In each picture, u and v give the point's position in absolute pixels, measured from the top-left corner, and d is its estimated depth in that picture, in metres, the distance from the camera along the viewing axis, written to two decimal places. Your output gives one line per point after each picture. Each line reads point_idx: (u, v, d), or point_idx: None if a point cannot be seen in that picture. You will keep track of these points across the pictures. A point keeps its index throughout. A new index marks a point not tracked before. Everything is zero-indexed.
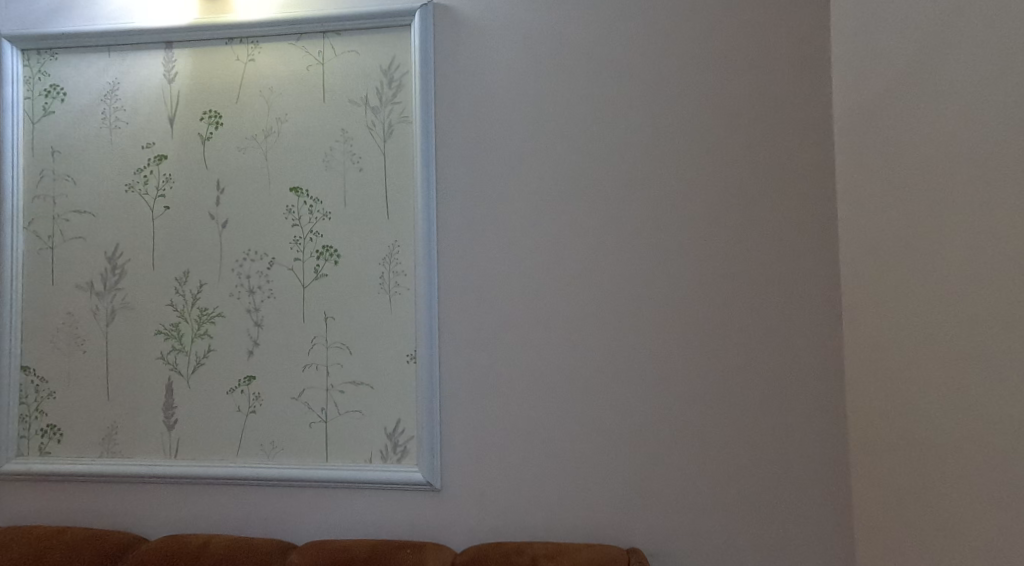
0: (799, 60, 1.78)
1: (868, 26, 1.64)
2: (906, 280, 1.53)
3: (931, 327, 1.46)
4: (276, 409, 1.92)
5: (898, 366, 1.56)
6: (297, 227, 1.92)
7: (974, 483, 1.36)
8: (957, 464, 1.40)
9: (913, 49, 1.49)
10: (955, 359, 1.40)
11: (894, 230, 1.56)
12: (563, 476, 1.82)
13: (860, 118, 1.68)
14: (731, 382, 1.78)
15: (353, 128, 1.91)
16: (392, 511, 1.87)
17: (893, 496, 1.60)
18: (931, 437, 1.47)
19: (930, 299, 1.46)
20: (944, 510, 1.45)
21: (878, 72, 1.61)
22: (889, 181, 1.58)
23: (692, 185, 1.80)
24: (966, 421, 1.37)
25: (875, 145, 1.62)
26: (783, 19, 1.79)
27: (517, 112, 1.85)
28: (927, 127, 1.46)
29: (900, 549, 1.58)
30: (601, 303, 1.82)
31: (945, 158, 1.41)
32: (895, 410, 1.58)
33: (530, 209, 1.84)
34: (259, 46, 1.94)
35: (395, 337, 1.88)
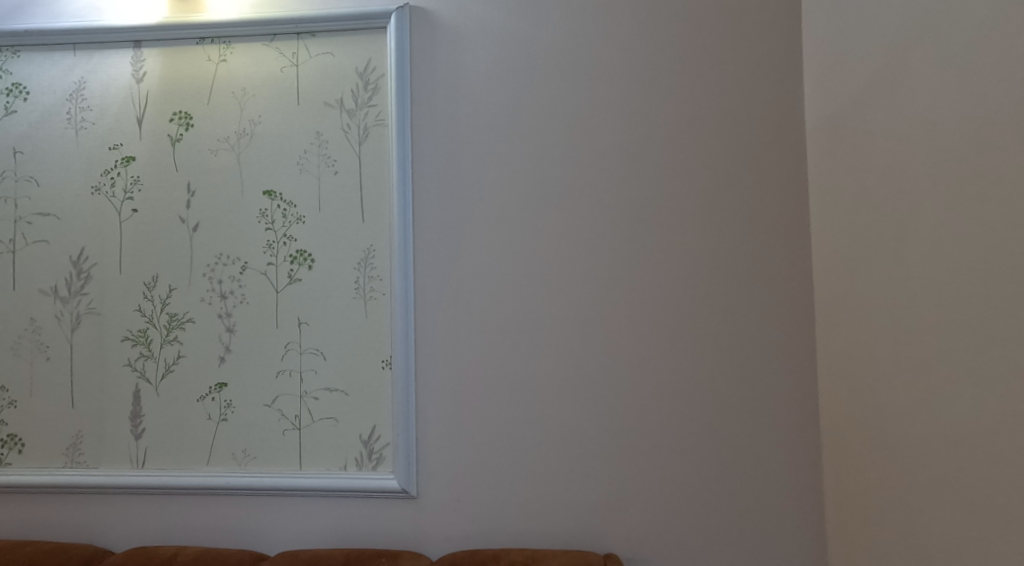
0: (770, 66, 1.79)
1: (837, 34, 1.66)
2: (873, 284, 1.55)
3: (899, 330, 1.47)
4: (249, 416, 1.88)
5: (866, 369, 1.58)
6: (270, 231, 1.89)
7: (941, 486, 1.37)
8: (925, 466, 1.41)
9: (881, 56, 1.51)
10: (923, 363, 1.41)
11: (864, 234, 1.57)
12: (539, 483, 1.81)
13: (830, 124, 1.69)
14: (706, 387, 1.78)
15: (328, 131, 1.88)
16: (367, 518, 1.84)
17: (862, 499, 1.61)
18: (897, 439, 1.48)
19: (897, 303, 1.47)
20: (911, 512, 1.46)
21: (845, 78, 1.63)
22: (859, 185, 1.58)
23: (666, 190, 1.80)
24: (936, 424, 1.38)
25: (845, 151, 1.64)
26: (754, 26, 1.80)
27: (492, 115, 1.84)
28: (895, 133, 1.47)
29: (870, 550, 1.59)
30: (578, 307, 1.81)
31: (912, 164, 1.43)
32: (864, 413, 1.59)
33: (505, 213, 1.83)
34: (231, 47, 1.91)
35: (370, 342, 1.86)
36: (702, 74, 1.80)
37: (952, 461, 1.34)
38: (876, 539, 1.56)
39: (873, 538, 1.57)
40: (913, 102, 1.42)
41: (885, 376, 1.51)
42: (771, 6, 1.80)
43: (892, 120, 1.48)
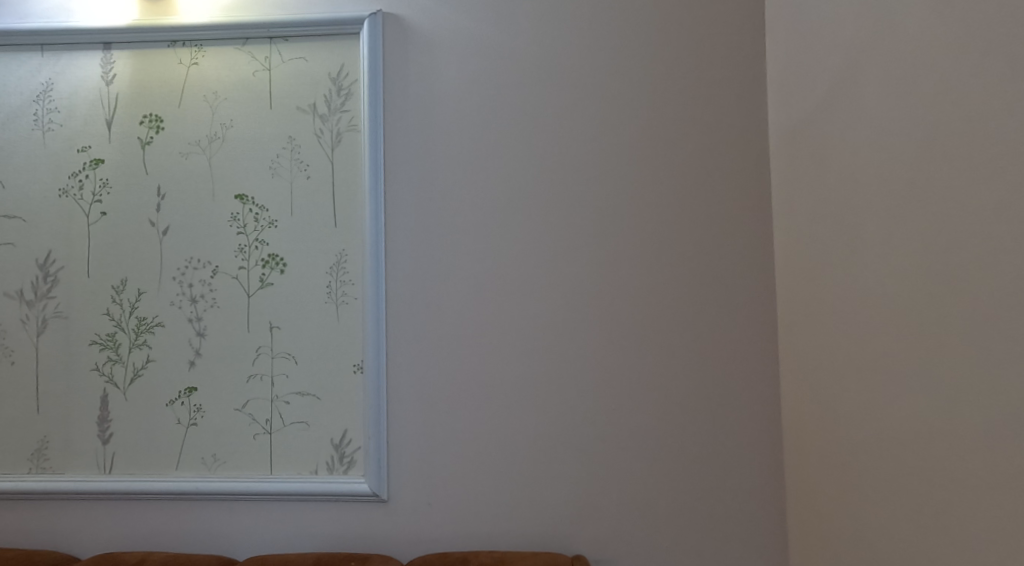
0: (734, 76, 1.83)
1: (795, 46, 1.70)
2: (825, 290, 1.58)
3: (846, 336, 1.50)
4: (219, 421, 1.88)
5: (820, 373, 1.61)
6: (241, 235, 1.89)
7: (874, 485, 1.41)
8: (864, 468, 1.44)
9: (831, 68, 1.54)
10: (865, 367, 1.44)
11: (818, 241, 1.61)
12: (507, 486, 1.83)
13: (790, 133, 1.73)
14: (672, 391, 1.81)
15: (300, 135, 1.88)
16: (338, 523, 1.85)
17: (817, 500, 1.65)
18: (843, 442, 1.51)
19: (843, 311, 1.51)
20: (853, 513, 1.49)
21: (802, 89, 1.67)
22: (815, 193, 1.62)
23: (633, 197, 1.83)
24: (872, 428, 1.41)
25: (802, 160, 1.67)
26: (719, 37, 1.84)
27: (462, 122, 1.86)
28: (841, 143, 1.51)
29: (823, 550, 1.63)
30: (548, 313, 1.84)
31: (854, 173, 1.46)
32: (818, 417, 1.62)
33: (475, 219, 1.85)
34: (203, 50, 1.91)
35: (342, 347, 1.86)
36: (669, 83, 1.84)
37: (883, 462, 1.37)
38: (829, 540, 1.60)
39: (826, 538, 1.61)
40: (853, 108, 1.45)
41: (833, 379, 1.55)
42: (736, 18, 1.84)
43: (839, 127, 1.52)
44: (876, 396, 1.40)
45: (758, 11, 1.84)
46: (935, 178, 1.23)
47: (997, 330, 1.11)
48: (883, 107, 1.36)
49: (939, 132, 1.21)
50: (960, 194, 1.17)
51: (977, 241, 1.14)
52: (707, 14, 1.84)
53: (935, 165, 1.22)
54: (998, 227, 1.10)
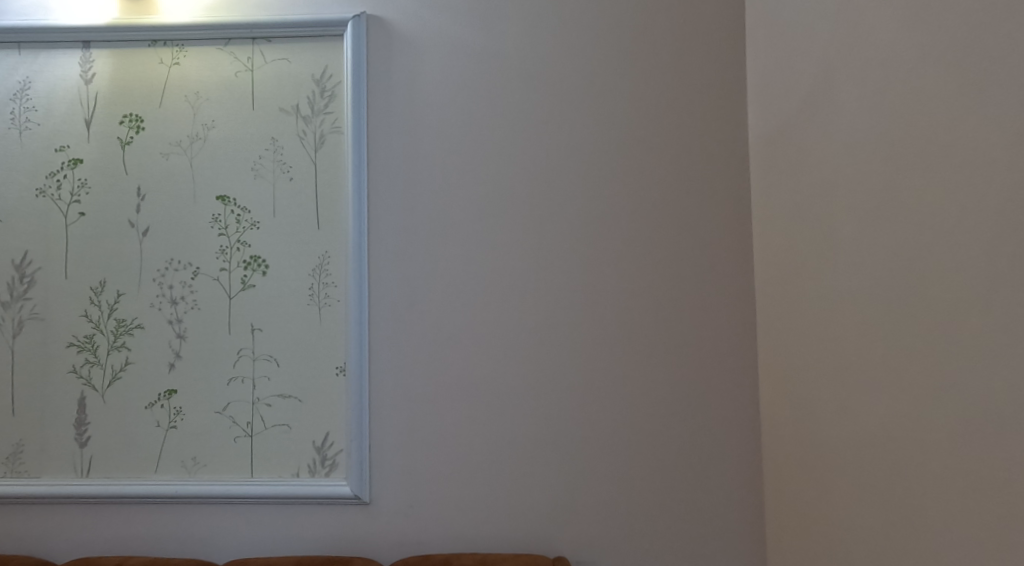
0: (714, 80, 1.84)
1: (774, 52, 1.72)
2: (802, 294, 1.61)
3: (822, 338, 1.52)
4: (199, 424, 1.86)
5: (797, 376, 1.63)
6: (223, 237, 1.87)
7: (848, 487, 1.43)
8: (839, 469, 1.46)
9: (808, 75, 1.56)
10: (838, 373, 1.46)
11: (796, 245, 1.63)
12: (488, 489, 1.83)
13: (768, 139, 1.75)
14: (650, 393, 1.83)
15: (282, 136, 1.87)
16: (319, 526, 1.84)
17: (794, 501, 1.67)
18: (819, 444, 1.53)
19: (819, 314, 1.53)
20: (829, 515, 1.51)
21: (781, 95, 1.68)
22: (793, 199, 1.64)
23: (614, 200, 1.84)
24: (844, 431, 1.43)
25: (780, 165, 1.69)
26: (700, 43, 1.85)
27: (445, 125, 1.86)
28: (818, 148, 1.53)
29: (798, 550, 1.65)
30: (528, 315, 1.84)
31: (830, 179, 1.48)
32: (795, 419, 1.64)
33: (456, 220, 1.86)
34: (184, 50, 1.89)
35: (324, 349, 1.86)
36: (650, 88, 1.85)
37: (857, 463, 1.39)
38: (804, 541, 1.61)
39: (803, 540, 1.63)
40: (831, 113, 1.47)
41: (810, 382, 1.57)
42: (717, 23, 1.85)
43: (816, 133, 1.53)
44: (850, 399, 1.41)
45: (740, 16, 1.85)
46: (903, 185, 1.25)
47: (964, 334, 1.12)
48: (858, 113, 1.37)
49: (910, 137, 1.23)
50: (929, 199, 1.19)
51: (945, 245, 1.16)
52: (689, 19, 1.85)
53: (906, 170, 1.24)
54: (965, 232, 1.12)
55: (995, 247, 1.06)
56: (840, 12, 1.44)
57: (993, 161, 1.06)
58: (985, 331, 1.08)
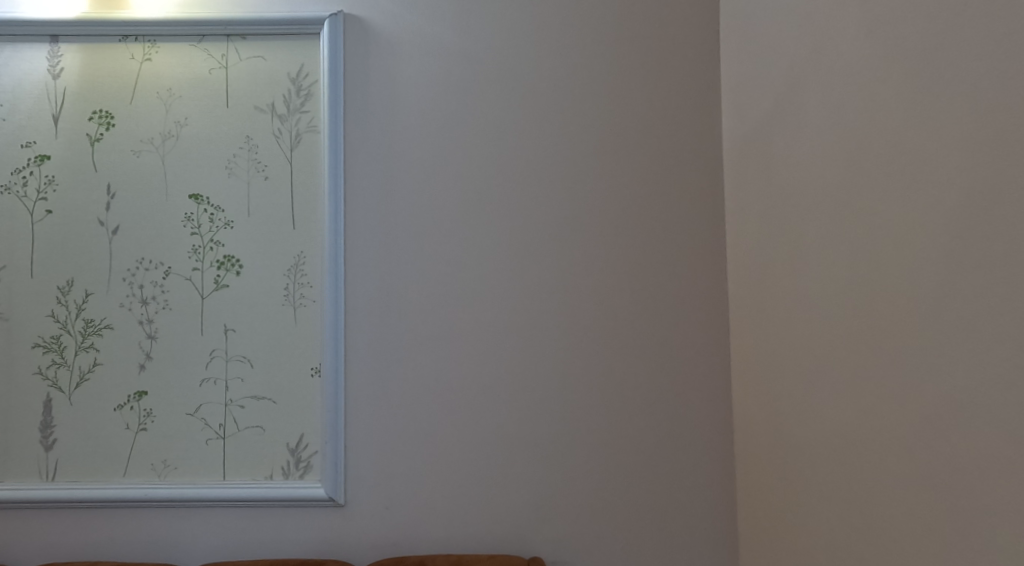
0: (689, 73, 1.80)
1: (750, 45, 1.69)
2: (779, 292, 1.58)
3: (796, 336, 1.51)
4: (170, 426, 1.83)
5: (772, 374, 1.60)
6: (195, 236, 1.85)
7: (822, 485, 1.41)
8: (814, 468, 1.44)
9: (785, 68, 1.54)
10: (814, 370, 1.44)
11: (772, 241, 1.61)
12: (459, 492, 1.80)
13: (744, 132, 1.71)
14: (620, 396, 1.79)
15: (257, 135, 1.85)
16: (294, 529, 1.82)
17: (768, 502, 1.63)
18: (795, 442, 1.51)
19: (795, 312, 1.51)
20: (804, 516, 1.48)
21: (757, 88, 1.65)
22: (769, 193, 1.62)
23: (586, 195, 1.80)
24: (815, 428, 1.42)
25: (756, 160, 1.67)
26: (674, 34, 1.81)
27: (418, 120, 1.83)
28: (796, 143, 1.50)
29: (772, 551, 1.61)
30: (500, 316, 1.81)
31: (808, 174, 1.46)
32: (770, 418, 1.61)
33: (424, 216, 1.82)
34: (157, 46, 1.86)
35: (299, 350, 1.84)
36: (625, 80, 1.80)
37: (827, 465, 1.39)
38: (777, 542, 1.59)
39: (776, 541, 1.60)
40: (804, 114, 1.47)
41: (786, 380, 1.55)
42: (693, 14, 1.81)
43: (791, 133, 1.53)
44: (823, 401, 1.40)
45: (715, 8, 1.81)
46: (882, 179, 1.23)
47: (930, 331, 1.12)
48: (831, 113, 1.37)
49: (880, 137, 1.22)
50: (897, 199, 1.19)
51: (920, 240, 1.14)
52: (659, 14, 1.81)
53: (877, 170, 1.23)
54: (930, 232, 1.12)
55: (961, 247, 1.07)
56: (813, 12, 1.43)
57: (958, 162, 1.07)
58: (949, 330, 1.09)
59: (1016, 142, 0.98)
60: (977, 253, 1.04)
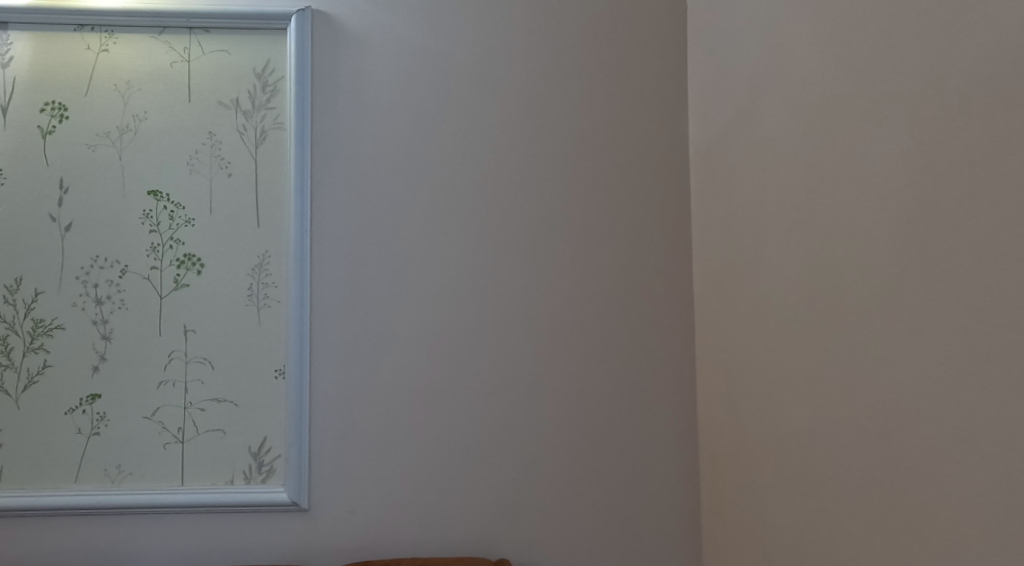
0: (656, 78, 1.83)
1: (716, 52, 1.72)
2: (741, 294, 1.61)
3: (758, 338, 1.53)
4: (125, 430, 1.77)
5: (735, 375, 1.63)
6: (154, 233, 1.79)
7: (783, 484, 1.43)
8: (776, 467, 1.46)
9: (750, 74, 1.57)
10: (776, 371, 1.47)
11: (735, 244, 1.63)
12: (421, 496, 1.78)
13: (710, 137, 1.74)
14: (581, 397, 1.79)
15: (220, 131, 1.80)
16: (255, 534, 1.77)
17: (731, 501, 1.65)
18: (758, 442, 1.53)
19: (757, 314, 1.54)
20: (765, 515, 1.50)
21: (723, 94, 1.68)
22: (733, 197, 1.64)
23: (554, 197, 1.81)
24: (777, 429, 1.46)
25: (720, 164, 1.69)
26: (642, 40, 1.83)
27: (388, 120, 1.81)
28: (759, 148, 1.53)
29: (735, 550, 1.63)
30: (461, 317, 1.80)
31: (772, 179, 1.48)
32: (733, 418, 1.64)
33: (393, 216, 1.80)
34: (115, 36, 1.80)
35: (262, 352, 1.80)
36: (593, 84, 1.82)
37: (788, 463, 1.42)
38: (739, 541, 1.61)
39: (739, 539, 1.62)
40: (766, 119, 1.50)
41: (748, 381, 1.57)
42: (660, 21, 1.84)
43: (755, 137, 1.56)
44: (783, 399, 1.44)
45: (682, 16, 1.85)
46: (843, 186, 1.26)
47: (890, 335, 1.16)
48: (793, 117, 1.40)
49: (838, 143, 1.26)
50: (856, 201, 1.21)
51: (883, 246, 1.17)
52: (636, 21, 1.83)
53: (837, 174, 1.26)
54: (889, 236, 1.15)
55: (917, 252, 1.09)
56: (777, 19, 1.47)
57: (911, 165, 1.10)
58: (908, 332, 1.12)
59: (971, 151, 1.01)
60: (928, 254, 1.07)
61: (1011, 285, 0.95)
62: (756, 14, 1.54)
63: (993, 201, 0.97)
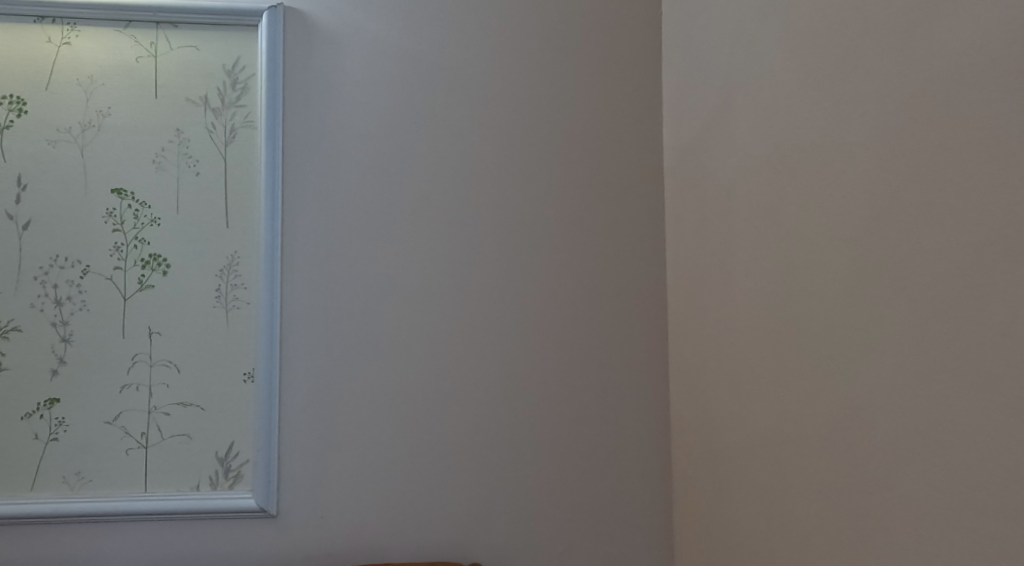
0: (629, 81, 1.84)
1: (688, 55, 1.72)
2: (710, 296, 1.61)
3: (724, 340, 1.54)
4: (86, 435, 1.71)
5: (704, 377, 1.64)
6: (118, 233, 1.74)
7: (746, 486, 1.44)
8: (741, 468, 1.46)
9: (717, 77, 1.57)
10: (740, 375, 1.47)
11: (705, 246, 1.64)
12: (387, 501, 1.76)
13: (682, 140, 1.75)
14: (551, 400, 1.78)
15: (188, 128, 1.76)
16: (222, 541, 1.73)
17: (701, 503, 1.65)
18: (725, 443, 1.53)
19: (724, 315, 1.54)
20: (731, 516, 1.50)
21: (694, 96, 1.69)
22: (704, 199, 1.65)
23: (526, 198, 1.81)
24: (740, 430, 1.46)
25: (692, 167, 1.70)
26: (615, 43, 1.84)
27: (362, 120, 1.79)
28: (726, 149, 1.53)
29: (704, 550, 1.64)
30: (432, 317, 1.78)
31: (735, 182, 1.49)
32: (703, 420, 1.64)
33: (366, 216, 1.78)
34: (77, 29, 1.75)
35: (231, 355, 1.76)
36: (566, 87, 1.83)
37: (752, 466, 1.42)
38: (708, 542, 1.61)
39: (707, 541, 1.62)
40: (731, 123, 1.51)
41: (716, 382, 1.58)
42: (636, 25, 1.85)
43: (721, 142, 1.56)
44: (746, 402, 1.44)
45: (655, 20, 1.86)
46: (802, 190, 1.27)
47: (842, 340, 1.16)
48: (756, 121, 1.41)
49: (804, 147, 1.27)
50: (815, 205, 1.22)
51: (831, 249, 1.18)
52: (613, 24, 1.84)
53: (798, 180, 1.27)
54: (847, 239, 1.16)
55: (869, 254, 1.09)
56: (740, 24, 1.47)
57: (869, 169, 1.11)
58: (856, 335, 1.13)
59: (922, 150, 1.01)
60: (876, 257, 1.06)
61: (952, 294, 0.94)
62: (721, 20, 1.55)
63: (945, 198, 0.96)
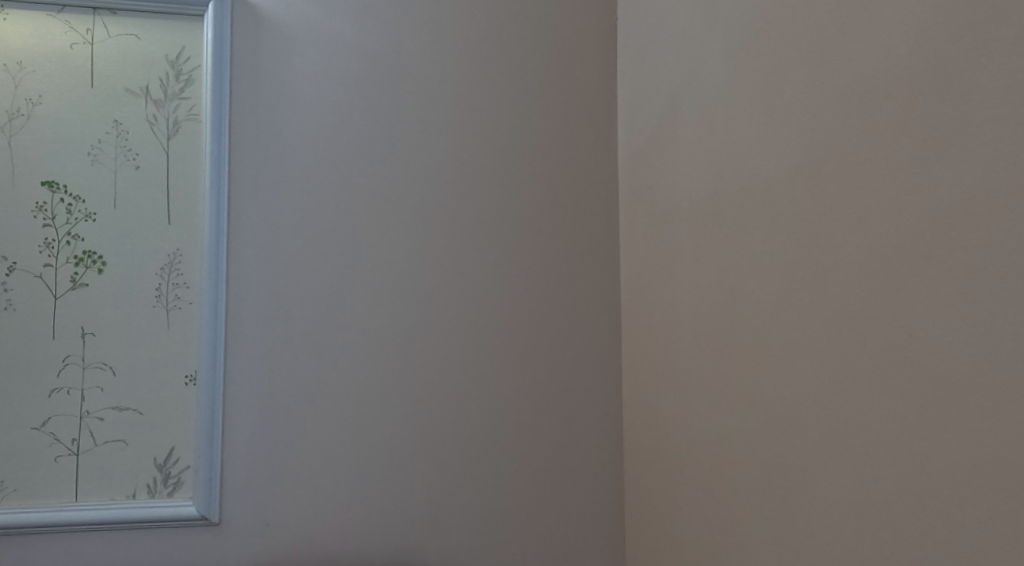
0: (580, 84, 1.85)
1: (639, 61, 1.75)
2: (657, 298, 1.64)
3: (669, 340, 1.57)
4: (11, 442, 1.61)
5: (651, 377, 1.66)
6: (49, 228, 1.64)
7: (690, 484, 1.46)
8: (684, 467, 1.49)
9: (665, 83, 1.60)
10: (683, 374, 1.50)
11: (653, 248, 1.67)
12: (333, 505, 1.72)
13: (633, 143, 1.77)
14: (502, 401, 1.78)
15: (128, 119, 1.69)
16: (159, 550, 1.66)
17: (648, 500, 1.68)
18: (669, 442, 1.56)
19: (669, 317, 1.57)
20: (676, 514, 1.53)
21: (645, 101, 1.72)
22: (651, 202, 1.68)
23: (480, 199, 1.80)
24: (682, 428, 1.49)
25: (642, 170, 1.73)
26: (567, 47, 1.85)
27: (312, 115, 1.75)
28: (672, 154, 1.56)
29: (650, 547, 1.66)
30: (381, 318, 1.75)
31: (679, 186, 1.52)
32: (650, 418, 1.67)
33: (315, 214, 1.74)
34: (6, 12, 1.65)
35: (171, 356, 1.69)
36: (519, 88, 1.83)
37: (695, 464, 1.45)
38: (653, 539, 1.64)
39: (653, 538, 1.64)
40: (678, 127, 1.53)
41: (661, 382, 1.60)
42: (587, 29, 1.87)
43: (668, 148, 1.59)
44: (690, 401, 1.47)
45: (606, 25, 1.88)
46: (736, 194, 1.31)
47: (774, 338, 1.19)
48: (702, 125, 1.43)
49: (739, 153, 1.30)
50: (759, 207, 1.24)
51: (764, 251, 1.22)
52: (568, 28, 1.86)
53: (735, 184, 1.31)
54: (778, 241, 1.18)
55: (803, 254, 1.12)
56: (686, 31, 1.50)
57: (800, 175, 1.13)
58: (786, 333, 1.15)
59: (849, 160, 1.03)
60: (813, 261, 1.10)
61: (883, 297, 0.97)
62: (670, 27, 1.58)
63: (876, 202, 0.98)
